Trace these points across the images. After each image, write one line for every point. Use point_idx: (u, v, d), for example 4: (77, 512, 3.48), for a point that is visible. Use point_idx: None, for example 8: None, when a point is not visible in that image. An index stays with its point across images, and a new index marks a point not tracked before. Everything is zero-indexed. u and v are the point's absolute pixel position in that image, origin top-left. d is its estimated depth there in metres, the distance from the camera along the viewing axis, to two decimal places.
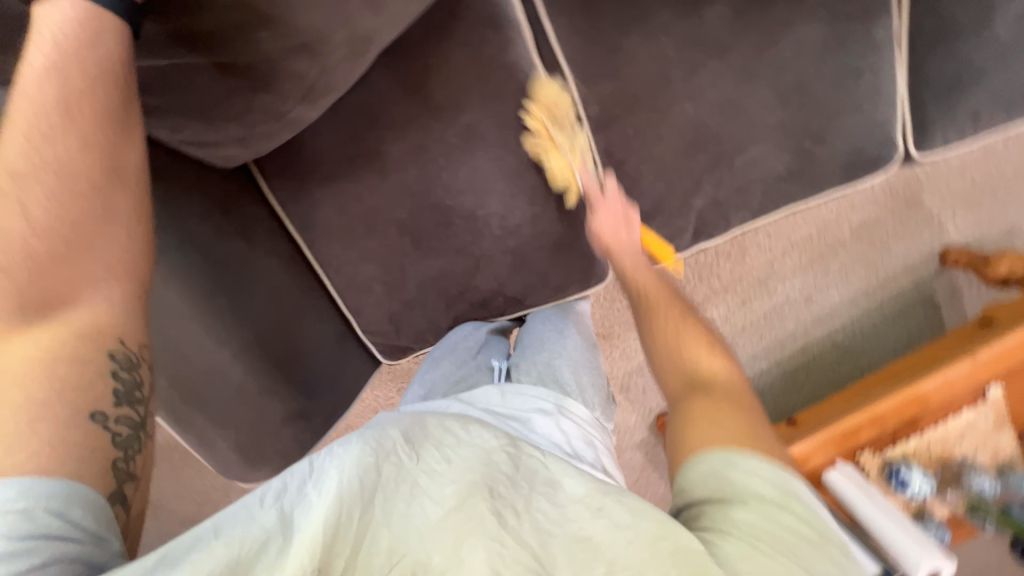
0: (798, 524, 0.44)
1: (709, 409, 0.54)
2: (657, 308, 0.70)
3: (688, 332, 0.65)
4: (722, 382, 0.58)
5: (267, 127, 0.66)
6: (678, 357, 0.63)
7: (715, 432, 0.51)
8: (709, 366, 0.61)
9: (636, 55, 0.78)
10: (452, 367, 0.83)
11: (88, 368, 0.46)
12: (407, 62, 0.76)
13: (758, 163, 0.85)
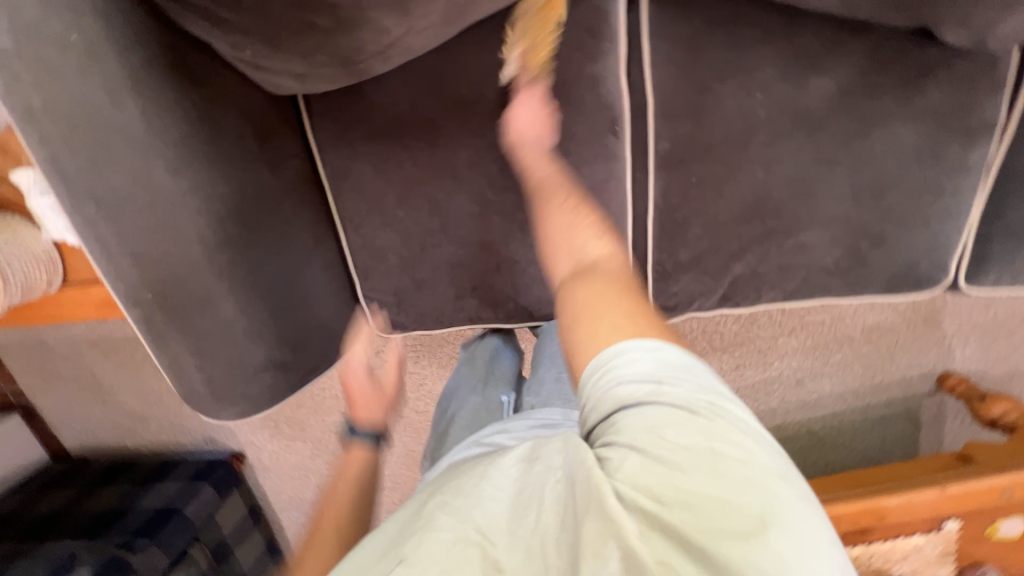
0: (689, 399, 0.41)
1: (598, 295, 0.51)
2: (546, 197, 0.69)
3: (562, 209, 0.66)
4: (606, 264, 0.56)
5: (331, 71, 0.62)
6: (569, 241, 0.61)
7: (598, 299, 0.50)
8: (594, 249, 0.59)
9: (724, 104, 0.74)
10: (466, 406, 0.78)
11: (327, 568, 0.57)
12: (489, 41, 0.72)
13: (807, 248, 0.82)
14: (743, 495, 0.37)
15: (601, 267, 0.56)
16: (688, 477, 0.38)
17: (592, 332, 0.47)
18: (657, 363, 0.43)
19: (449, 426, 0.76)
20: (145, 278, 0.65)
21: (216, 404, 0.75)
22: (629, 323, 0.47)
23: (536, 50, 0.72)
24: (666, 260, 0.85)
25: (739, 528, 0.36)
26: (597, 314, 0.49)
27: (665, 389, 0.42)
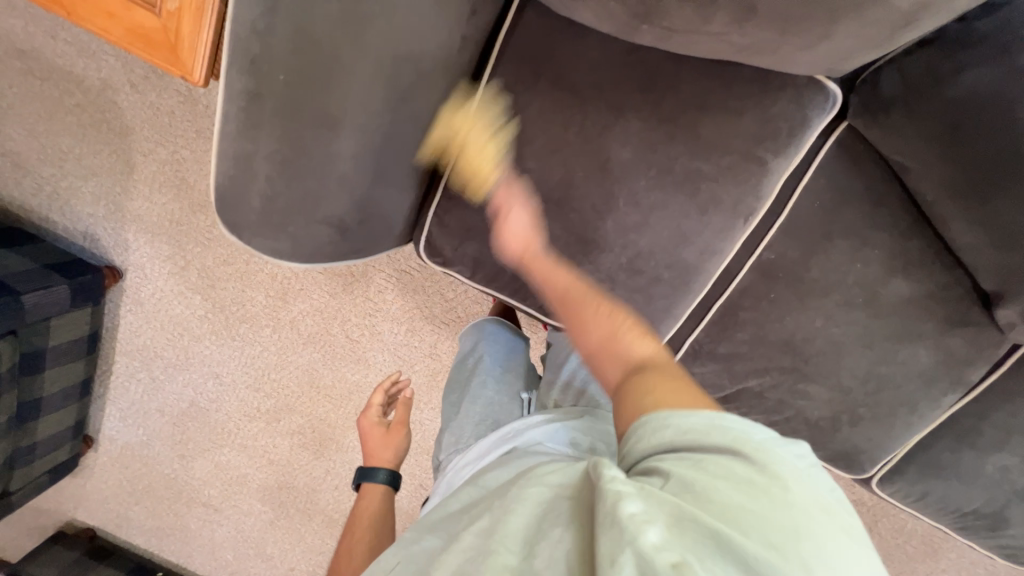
0: (722, 444, 0.45)
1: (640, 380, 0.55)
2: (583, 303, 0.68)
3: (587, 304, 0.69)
4: (653, 359, 0.60)
5: (616, 11, 0.56)
6: (607, 335, 0.63)
7: (645, 386, 0.54)
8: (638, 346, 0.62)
9: (832, 255, 0.83)
10: (478, 403, 0.88)
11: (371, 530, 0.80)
12: (715, 81, 0.74)
13: (807, 399, 0.94)
14: (770, 525, 0.39)
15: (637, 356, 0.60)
16: (719, 514, 0.39)
17: (635, 409, 0.52)
18: (696, 418, 0.47)
19: (461, 424, 0.86)
20: (292, 55, 0.55)
21: (257, 225, 0.64)
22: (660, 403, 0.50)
23: (740, 115, 0.75)
24: (705, 344, 0.93)
25: (759, 544, 0.37)
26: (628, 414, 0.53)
27: (697, 439, 0.46)
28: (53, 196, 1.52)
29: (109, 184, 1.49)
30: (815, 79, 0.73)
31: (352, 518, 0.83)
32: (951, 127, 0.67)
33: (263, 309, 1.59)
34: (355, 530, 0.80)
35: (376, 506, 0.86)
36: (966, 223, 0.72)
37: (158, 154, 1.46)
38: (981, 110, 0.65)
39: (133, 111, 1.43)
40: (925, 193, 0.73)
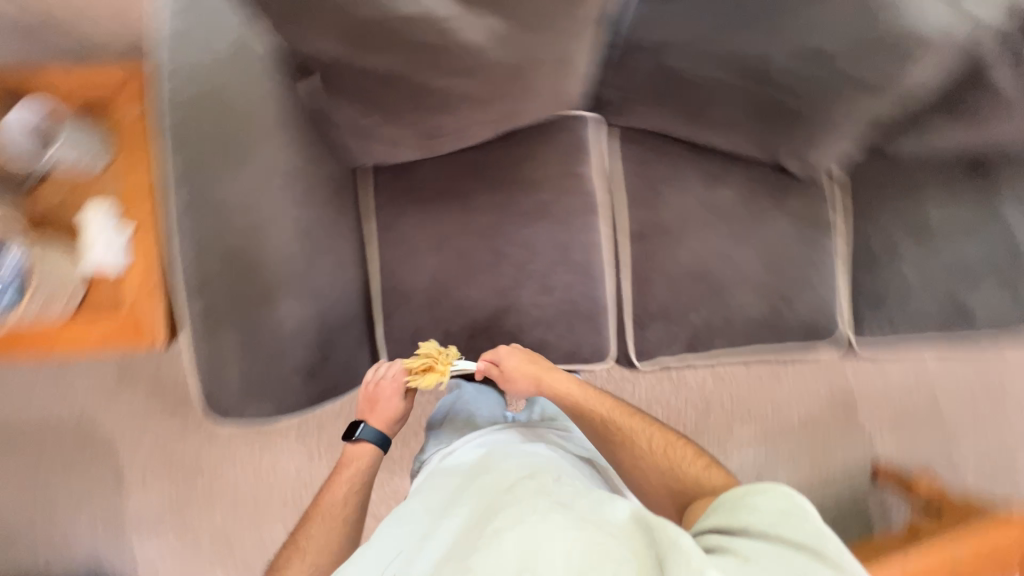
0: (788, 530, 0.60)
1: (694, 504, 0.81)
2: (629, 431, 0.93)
3: (642, 429, 0.93)
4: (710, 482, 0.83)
5: (415, 140, 0.87)
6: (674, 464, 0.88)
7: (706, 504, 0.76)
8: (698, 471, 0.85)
9: (669, 200, 1.08)
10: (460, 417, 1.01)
11: (349, 489, 0.94)
12: (514, 146, 1.04)
13: (741, 306, 1.08)
14: None
15: (684, 480, 0.86)
16: None
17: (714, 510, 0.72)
18: (771, 510, 0.63)
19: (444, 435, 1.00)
20: (223, 273, 0.77)
21: (243, 401, 0.80)
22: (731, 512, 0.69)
23: (543, 155, 1.05)
24: (640, 311, 1.09)
25: None
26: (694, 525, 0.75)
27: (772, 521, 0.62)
28: (51, 546, 1.52)
29: (104, 504, 1.53)
30: (566, 116, 1.07)
31: (326, 500, 0.94)
32: (656, 100, 0.98)
33: (284, 541, 1.52)
34: (328, 520, 0.92)
35: (347, 490, 0.95)
36: (715, 134, 1.01)
37: (144, 451, 1.54)
38: (660, 85, 0.95)
39: (110, 428, 1.54)
40: (680, 132, 1.04)
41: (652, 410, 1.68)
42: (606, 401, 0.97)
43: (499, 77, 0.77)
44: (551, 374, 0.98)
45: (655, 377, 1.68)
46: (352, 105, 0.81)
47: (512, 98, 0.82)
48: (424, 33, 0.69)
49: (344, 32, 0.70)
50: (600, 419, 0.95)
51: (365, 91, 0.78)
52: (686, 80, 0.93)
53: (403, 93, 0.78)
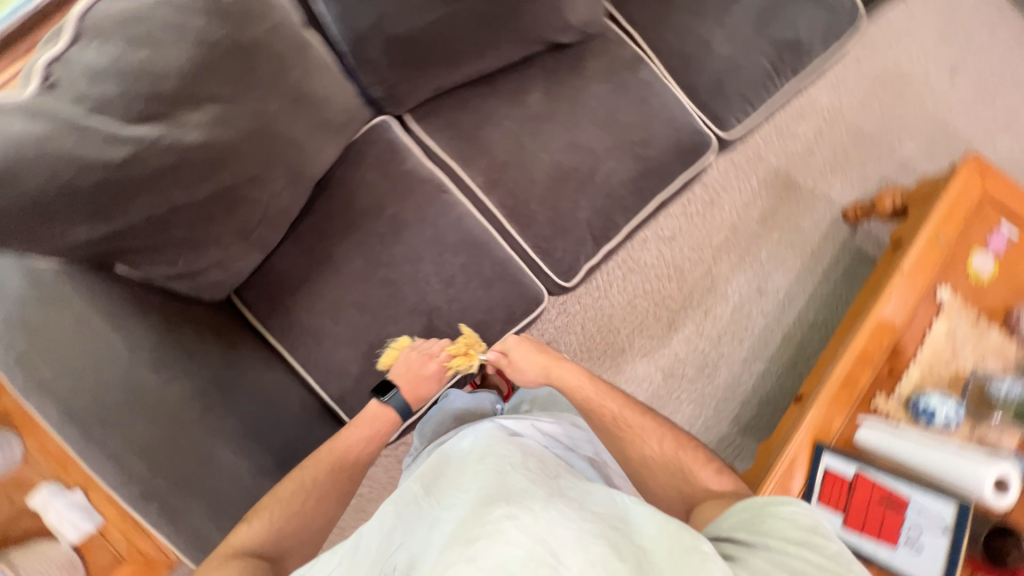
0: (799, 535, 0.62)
1: (702, 507, 0.80)
2: (636, 432, 0.91)
3: (650, 429, 0.92)
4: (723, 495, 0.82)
5: (239, 247, 0.86)
6: (686, 473, 0.86)
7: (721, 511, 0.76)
8: (712, 483, 0.84)
9: (493, 136, 1.10)
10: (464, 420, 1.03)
11: (342, 458, 0.90)
12: (336, 188, 1.06)
13: (613, 174, 1.10)
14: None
15: (688, 483, 0.85)
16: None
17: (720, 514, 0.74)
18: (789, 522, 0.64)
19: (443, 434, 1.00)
20: (153, 470, 0.77)
21: None
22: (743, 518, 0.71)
23: (365, 177, 1.07)
24: (539, 240, 1.10)
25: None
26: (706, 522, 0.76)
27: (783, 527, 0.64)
28: None
29: None
30: (362, 133, 1.09)
31: (325, 450, 0.89)
32: (406, 75, 1.01)
33: None
34: (326, 471, 0.87)
35: (352, 443, 0.92)
36: (476, 63, 1.04)
37: None
38: (396, 62, 0.99)
39: None
40: (453, 81, 1.06)
41: (637, 305, 1.71)
42: (617, 397, 0.96)
43: (255, 144, 0.77)
44: (567, 368, 1.01)
45: (620, 277, 1.71)
46: (157, 262, 0.78)
47: (288, 156, 0.83)
48: (153, 155, 0.68)
49: (83, 208, 0.66)
50: (609, 410, 0.94)
51: (153, 243, 0.75)
52: (412, 45, 0.97)
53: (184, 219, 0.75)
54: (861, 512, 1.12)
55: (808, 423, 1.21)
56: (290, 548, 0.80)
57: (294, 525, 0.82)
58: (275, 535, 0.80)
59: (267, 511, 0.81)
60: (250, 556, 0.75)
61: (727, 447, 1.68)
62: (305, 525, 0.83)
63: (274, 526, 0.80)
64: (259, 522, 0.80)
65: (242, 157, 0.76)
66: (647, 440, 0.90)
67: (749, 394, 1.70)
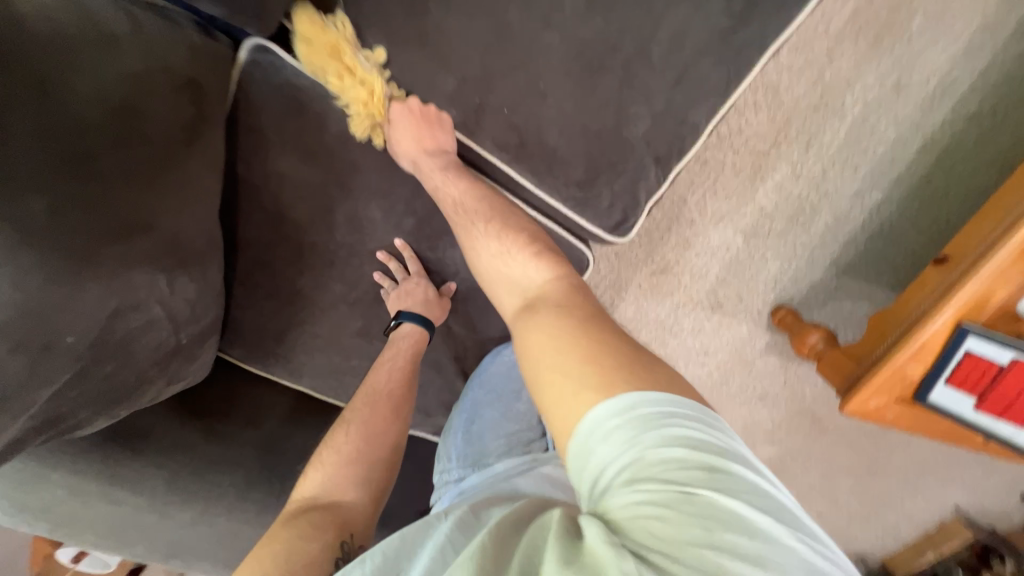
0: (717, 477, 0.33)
1: (534, 337, 0.47)
2: (481, 219, 0.61)
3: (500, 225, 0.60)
4: (549, 291, 0.52)
5: (179, 359, 0.62)
6: (505, 262, 0.58)
7: (547, 337, 0.46)
8: (536, 275, 0.55)
9: (451, 24, 0.60)
10: (500, 429, 0.76)
11: (376, 412, 0.67)
12: (253, 202, 0.69)
13: (683, 35, 0.60)
14: None
15: (523, 284, 0.55)
16: None
17: (572, 370, 0.41)
18: None
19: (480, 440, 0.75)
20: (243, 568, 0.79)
21: None
22: (597, 385, 0.39)
23: (284, 170, 0.67)
24: (569, 189, 0.70)
25: None
26: (553, 399, 0.42)
27: None
28: None
29: None
30: (235, 90, 0.63)
31: (360, 389, 0.70)
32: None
33: None
34: (366, 404, 0.67)
35: (395, 384, 0.70)
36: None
37: None
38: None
39: None
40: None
41: (709, 159, 1.27)
42: (521, 250, 0.57)
43: (72, 267, 0.43)
44: (487, 226, 0.60)
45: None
46: (92, 421, 0.58)
47: (134, 250, 0.49)
48: None
49: None
50: (474, 203, 0.63)
51: (64, 418, 0.53)
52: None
53: (88, 395, 0.53)
54: (1004, 399, 0.97)
55: (959, 301, 0.94)
56: (366, 498, 0.60)
57: (361, 470, 0.62)
58: (338, 492, 0.60)
59: (323, 453, 0.63)
60: (317, 508, 0.57)
61: (818, 294, 1.36)
62: (374, 465, 0.63)
63: (336, 469, 0.61)
64: (320, 469, 0.62)
65: (72, 308, 0.45)
66: (485, 244, 0.60)
67: (857, 235, 1.29)
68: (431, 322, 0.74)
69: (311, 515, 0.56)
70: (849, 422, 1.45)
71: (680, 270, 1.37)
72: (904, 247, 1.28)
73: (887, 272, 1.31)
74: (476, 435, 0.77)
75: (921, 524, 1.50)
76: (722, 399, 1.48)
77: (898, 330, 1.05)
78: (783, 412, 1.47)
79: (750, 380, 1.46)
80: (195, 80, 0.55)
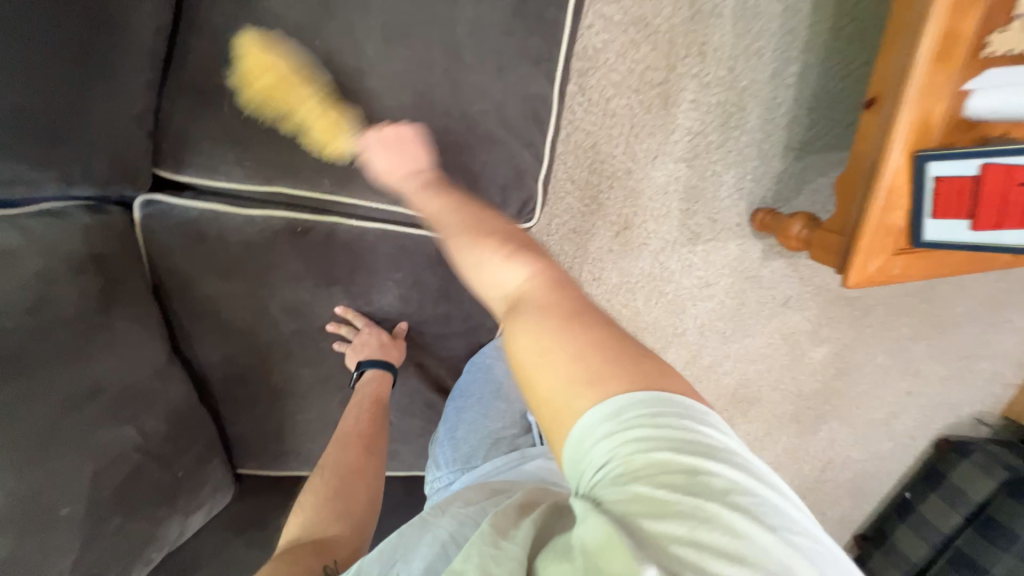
0: (679, 461, 0.33)
1: (510, 342, 0.43)
2: (449, 228, 0.55)
3: (478, 245, 0.50)
4: (530, 290, 0.45)
5: (187, 490, 0.69)
6: (478, 272, 0.50)
7: (532, 353, 0.40)
8: (508, 279, 0.47)
9: (285, 111, 0.66)
10: (482, 432, 0.78)
11: (350, 448, 0.73)
12: (200, 330, 0.76)
13: (479, 26, 0.63)
14: None
15: (505, 295, 0.47)
16: None
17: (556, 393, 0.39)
18: None
19: (464, 443, 0.78)
20: None
21: None
22: (570, 391, 0.37)
23: (211, 292, 0.74)
24: None
25: None
26: (540, 403, 0.39)
27: None
28: None
29: None
30: (143, 246, 0.70)
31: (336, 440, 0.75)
32: (78, 145, 0.56)
33: None
34: (341, 448, 0.73)
35: (364, 420, 0.76)
36: (127, 36, 0.55)
37: None
38: (32, 143, 0.53)
39: None
40: (144, 91, 0.58)
41: (616, 109, 1.22)
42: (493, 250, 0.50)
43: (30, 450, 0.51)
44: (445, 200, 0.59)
45: (579, 93, 1.21)
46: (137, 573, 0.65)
47: (90, 416, 0.56)
48: None
49: None
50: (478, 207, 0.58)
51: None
52: (31, 107, 0.52)
53: (113, 550, 0.60)
54: (995, 206, 0.89)
55: (901, 132, 0.87)
56: (351, 526, 0.64)
57: (341, 502, 0.67)
58: (323, 518, 0.64)
59: (303, 498, 0.68)
60: (302, 541, 0.61)
61: (785, 184, 1.28)
62: (356, 496, 0.68)
63: (318, 510, 0.65)
64: (302, 510, 0.67)
65: (52, 487, 0.53)
66: (475, 254, 0.50)
67: (796, 112, 1.23)
68: (392, 364, 0.78)
69: (299, 543, 0.60)
70: (889, 290, 1.33)
71: (641, 219, 1.30)
72: (849, 102, 1.21)
73: (844, 132, 1.24)
74: (460, 439, 0.79)
75: (1021, 359, 1.39)
76: (743, 319, 1.38)
77: (861, 185, 0.97)
78: (813, 307, 1.36)
79: (765, 291, 1.35)
80: (97, 254, 0.62)
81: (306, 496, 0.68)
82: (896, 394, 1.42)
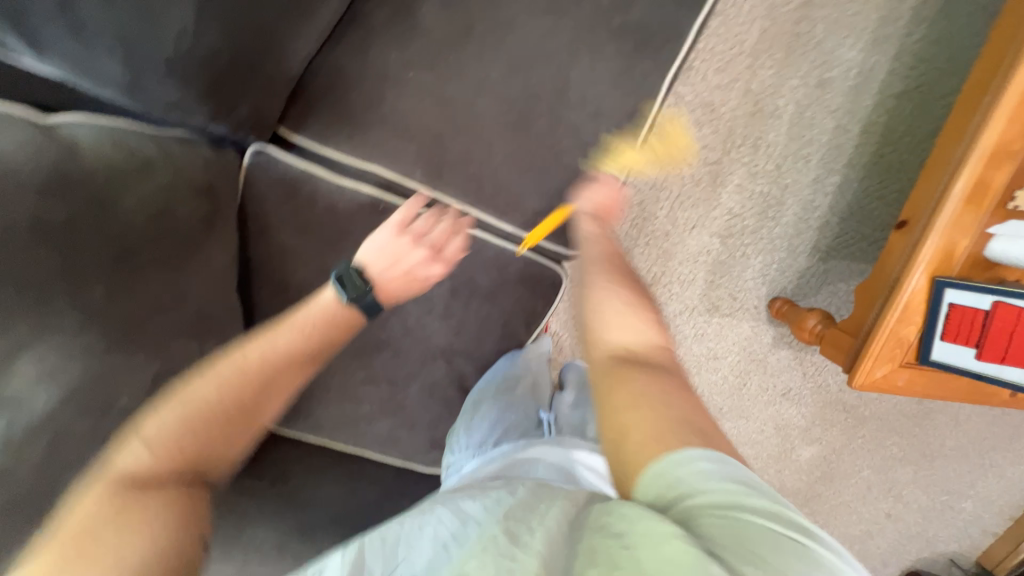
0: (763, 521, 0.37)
1: (620, 380, 0.49)
2: (596, 264, 0.65)
3: (613, 285, 0.60)
4: (650, 353, 0.53)
5: None
6: (599, 314, 0.58)
7: (641, 395, 0.46)
8: (632, 333, 0.55)
9: (404, 105, 0.75)
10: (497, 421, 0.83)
11: (247, 370, 0.60)
12: (264, 274, 0.82)
13: (589, 77, 0.73)
14: None
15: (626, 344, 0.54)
16: None
17: (652, 431, 0.44)
18: None
19: (478, 429, 0.83)
20: None
21: None
22: (670, 432, 0.43)
23: (286, 243, 0.80)
24: (526, 215, 0.80)
25: None
26: (639, 438, 0.44)
27: None
28: None
29: None
30: (242, 188, 0.78)
31: (242, 345, 0.62)
32: (235, 91, 0.64)
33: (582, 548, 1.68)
34: (235, 374, 0.59)
35: (284, 346, 0.63)
36: (307, 16, 0.64)
37: None
38: (201, 81, 0.62)
39: None
40: (300, 60, 0.67)
41: (669, 175, 1.33)
42: (626, 300, 0.58)
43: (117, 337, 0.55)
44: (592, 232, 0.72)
45: None
46: None
47: (169, 322, 0.61)
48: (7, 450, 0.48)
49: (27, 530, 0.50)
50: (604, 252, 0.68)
51: None
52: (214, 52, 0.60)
53: None
54: (1001, 342, 0.95)
55: (926, 257, 0.95)
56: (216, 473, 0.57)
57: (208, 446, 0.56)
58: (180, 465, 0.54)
59: (158, 421, 0.55)
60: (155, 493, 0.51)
61: (808, 280, 1.37)
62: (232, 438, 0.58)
63: (177, 457, 0.54)
64: (147, 443, 0.53)
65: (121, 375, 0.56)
66: (615, 300, 0.58)
67: (830, 218, 1.33)
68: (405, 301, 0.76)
69: (150, 497, 0.51)
70: (888, 407, 1.38)
71: (668, 280, 1.37)
72: (879, 221, 1.32)
73: (871, 246, 1.33)
74: (476, 426, 0.84)
75: (1006, 510, 1.40)
76: (744, 399, 1.42)
77: (881, 294, 1.04)
78: (812, 404, 1.40)
79: (769, 376, 1.40)
80: (211, 184, 0.69)
81: (168, 414, 0.55)
82: (877, 509, 1.43)
